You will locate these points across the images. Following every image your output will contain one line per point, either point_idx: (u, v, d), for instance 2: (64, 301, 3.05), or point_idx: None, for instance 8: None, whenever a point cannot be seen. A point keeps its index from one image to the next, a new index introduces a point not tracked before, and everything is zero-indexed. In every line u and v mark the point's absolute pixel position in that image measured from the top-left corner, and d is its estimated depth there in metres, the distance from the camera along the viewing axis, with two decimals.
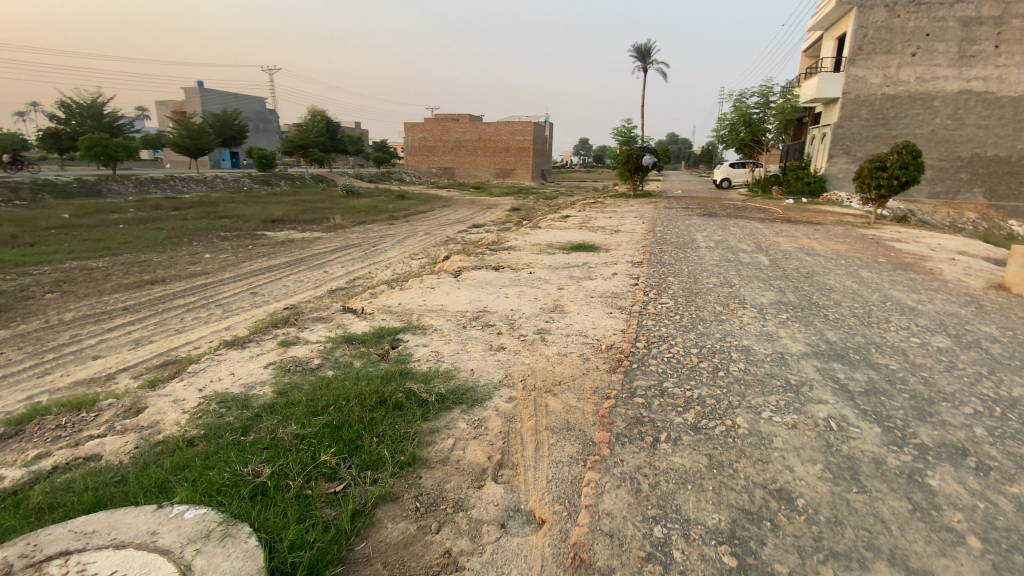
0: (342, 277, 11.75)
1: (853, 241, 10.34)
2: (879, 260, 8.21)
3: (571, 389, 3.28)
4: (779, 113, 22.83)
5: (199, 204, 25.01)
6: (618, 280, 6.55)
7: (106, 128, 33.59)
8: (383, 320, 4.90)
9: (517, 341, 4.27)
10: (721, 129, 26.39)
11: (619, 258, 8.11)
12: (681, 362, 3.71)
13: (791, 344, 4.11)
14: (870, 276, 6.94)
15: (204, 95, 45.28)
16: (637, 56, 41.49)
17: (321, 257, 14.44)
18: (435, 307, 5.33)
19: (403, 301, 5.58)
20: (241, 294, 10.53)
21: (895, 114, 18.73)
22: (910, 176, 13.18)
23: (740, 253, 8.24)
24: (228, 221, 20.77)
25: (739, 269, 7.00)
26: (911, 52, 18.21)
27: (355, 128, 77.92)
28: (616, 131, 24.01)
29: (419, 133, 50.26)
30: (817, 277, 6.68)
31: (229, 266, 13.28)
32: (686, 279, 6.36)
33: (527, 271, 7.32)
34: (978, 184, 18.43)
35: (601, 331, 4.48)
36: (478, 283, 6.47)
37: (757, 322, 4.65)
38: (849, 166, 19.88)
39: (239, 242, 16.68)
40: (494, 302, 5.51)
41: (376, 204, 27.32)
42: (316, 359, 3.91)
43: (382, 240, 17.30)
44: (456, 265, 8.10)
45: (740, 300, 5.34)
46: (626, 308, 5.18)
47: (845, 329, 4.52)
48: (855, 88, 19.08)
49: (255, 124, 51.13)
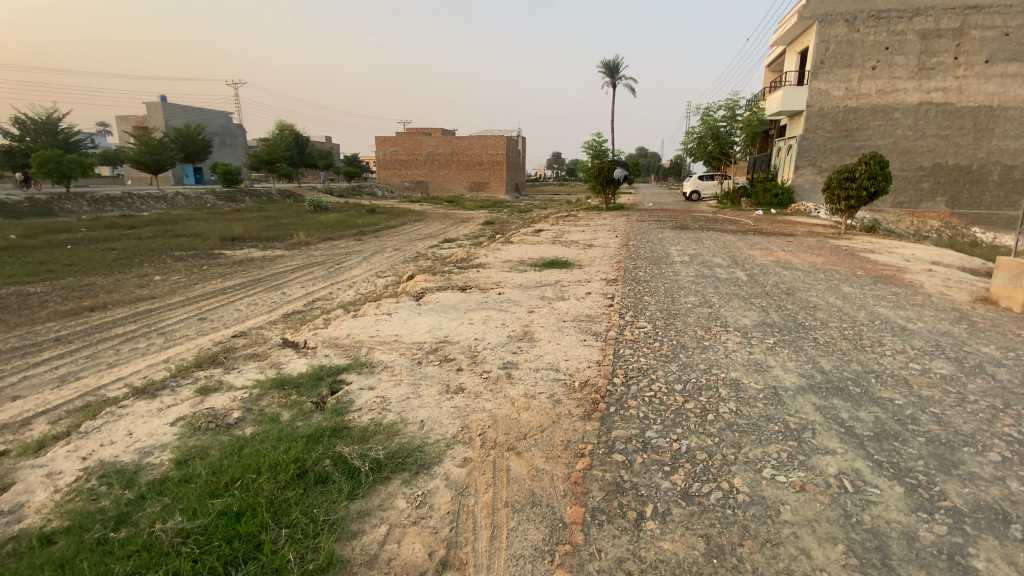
0: (300, 299, 11.03)
1: (827, 253, 10.18)
2: (857, 272, 8.00)
3: (537, 445, 2.75)
4: (746, 125, 23.12)
5: (156, 223, 23.82)
6: (592, 301, 6.09)
7: (61, 145, 32.04)
8: (326, 356, 4.30)
9: (478, 380, 3.72)
10: (690, 141, 26.60)
11: (592, 275, 7.70)
12: (664, 402, 3.22)
13: (785, 376, 3.68)
14: (852, 290, 6.65)
15: (167, 110, 43.92)
16: (607, 72, 42.10)
17: (282, 277, 13.65)
18: (388, 338, 4.75)
19: (352, 331, 4.99)
20: (188, 320, 9.69)
21: (858, 126, 19.10)
22: (878, 186, 13.17)
23: (716, 268, 7.92)
24: (186, 239, 19.72)
25: (717, 286, 6.64)
26: (872, 65, 18.65)
27: (326, 143, 76.97)
28: (587, 144, 23.99)
29: (391, 147, 49.68)
30: (798, 293, 6.35)
31: (180, 288, 12.39)
32: (662, 299, 5.95)
33: (495, 291, 6.82)
34: (941, 192, 18.77)
35: (573, 364, 3.97)
36: (441, 307, 5.95)
37: (744, 349, 4.22)
38: (815, 177, 20.07)
39: (194, 263, 15.73)
40: (455, 330, 4.97)
41: (344, 219, 26.51)
42: (236, 412, 3.29)
43: (347, 258, 16.59)
44: (419, 286, 7.54)
45: (722, 322, 4.94)
46: (600, 334, 4.70)
47: (838, 354, 4.12)
48: (819, 100, 19.42)
49: (220, 139, 49.77)
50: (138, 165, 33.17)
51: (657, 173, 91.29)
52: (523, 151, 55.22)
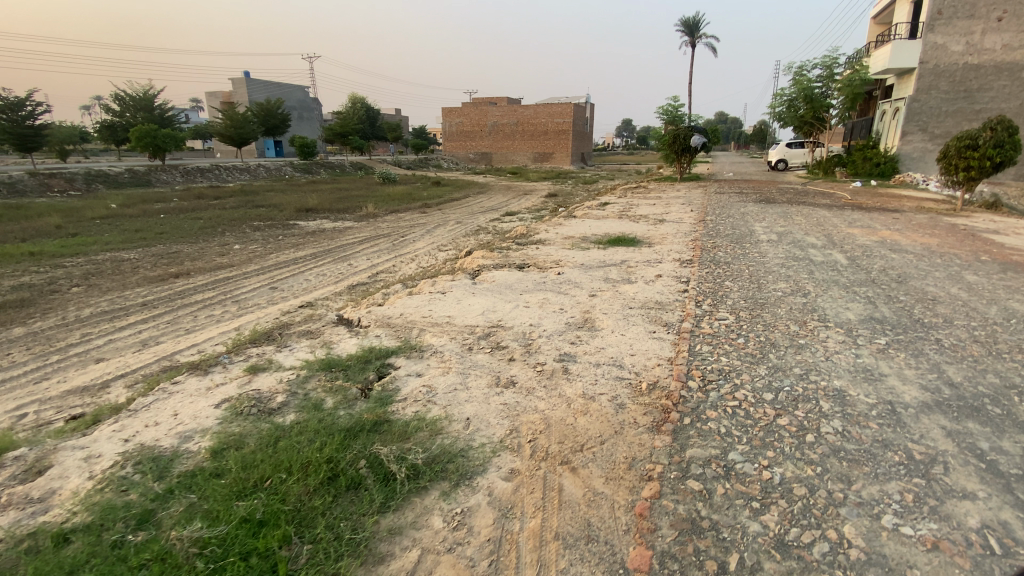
0: (365, 271, 11.15)
1: (941, 233, 8.81)
2: (981, 257, 6.83)
3: (596, 460, 2.37)
4: (846, 86, 20.64)
5: (239, 193, 25.20)
6: (662, 285, 5.51)
7: (157, 120, 34.55)
8: (375, 336, 4.10)
9: (533, 374, 3.36)
10: (778, 105, 24.22)
11: (663, 254, 7.08)
12: (751, 417, 2.72)
13: (905, 388, 3.02)
14: (977, 280, 5.61)
15: (250, 85, 46.15)
16: (685, 32, 39.22)
17: (348, 249, 13.95)
18: (440, 320, 4.48)
19: (405, 310, 4.78)
20: (260, 289, 10.04)
21: (980, 86, 16.52)
22: (1006, 155, 11.28)
23: (809, 249, 7.02)
24: (264, 210, 20.71)
25: (809, 271, 5.84)
26: (998, 16, 16.04)
27: (396, 115, 78.30)
28: (661, 110, 22.48)
29: (457, 118, 49.59)
30: (911, 282, 5.42)
31: (255, 258, 12.97)
32: (744, 285, 5.28)
33: (556, 271, 6.39)
34: None
35: (641, 362, 3.51)
36: (497, 287, 5.64)
37: (848, 351, 3.57)
38: (925, 144, 17.62)
39: (270, 233, 16.44)
40: (511, 315, 4.62)
41: (410, 191, 26.82)
42: (280, 395, 3.15)
43: (411, 230, 16.71)
44: (477, 263, 7.25)
45: (819, 316, 4.26)
46: (672, 326, 4.17)
47: (969, 362, 3.38)
48: (934, 57, 16.84)
49: (298, 112, 51.80)
50: (224, 139, 35.19)
51: (737, 141, 85.31)
52: (590, 119, 53.24)
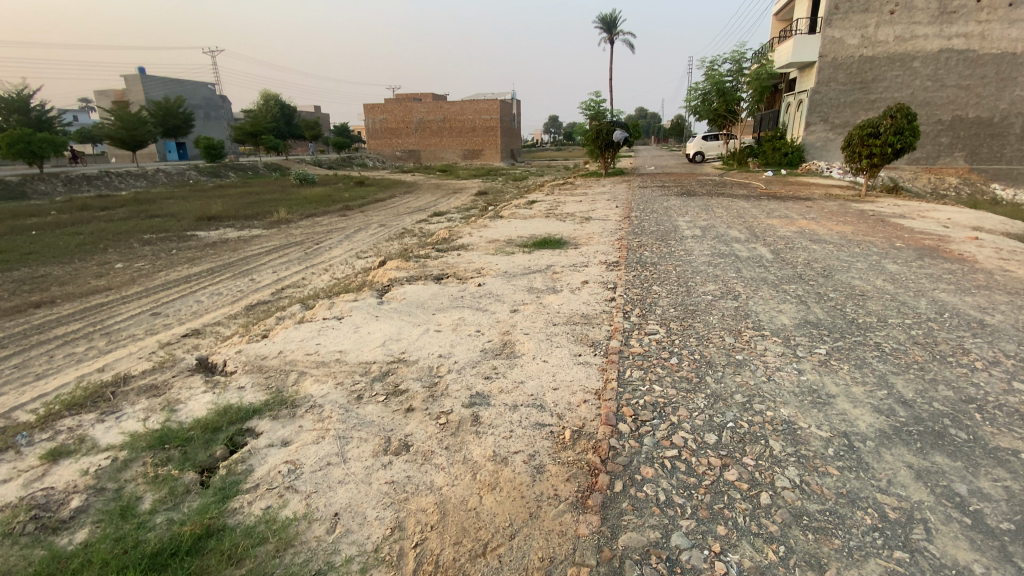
0: (269, 287, 9.98)
1: (853, 220, 9.05)
2: (894, 242, 6.98)
3: (502, 572, 1.75)
4: (754, 80, 21.57)
5: (132, 202, 22.51)
6: (589, 293, 5.00)
7: (32, 122, 30.38)
8: (237, 391, 3.28)
9: (432, 429, 2.67)
10: (693, 99, 24.89)
11: (589, 256, 6.66)
12: (693, 474, 2.20)
13: (858, 413, 2.65)
14: (897, 268, 5.59)
15: (145, 82, 41.84)
16: (604, 27, 39.91)
17: (253, 261, 12.57)
18: (329, 357, 3.68)
19: (286, 347, 3.94)
20: (138, 317, 8.62)
21: (875, 76, 17.66)
22: (905, 142, 11.91)
23: (733, 243, 6.87)
24: (159, 220, 18.54)
25: (736, 268, 5.58)
26: (890, 10, 17.17)
27: (315, 112, 74.34)
28: (584, 105, 22.42)
29: (380, 115, 47.59)
30: (836, 276, 5.27)
31: (141, 278, 11.34)
32: (674, 289, 4.88)
33: (475, 282, 5.74)
34: (959, 147, 17.65)
35: (564, 400, 2.91)
36: (406, 305, 4.91)
37: (791, 366, 3.17)
38: (827, 133, 18.67)
39: (163, 247, 14.59)
40: (415, 342, 3.89)
41: (329, 193, 25.21)
42: (75, 497, 2.33)
43: (328, 235, 15.49)
44: (387, 276, 6.46)
45: (755, 323, 3.89)
46: (600, 346, 3.63)
47: (915, 372, 3.10)
48: (832, 50, 17.88)
49: (204, 111, 47.66)
50: (115, 142, 31.46)
51: (657, 134, 88.59)
52: (516, 114, 53.06)
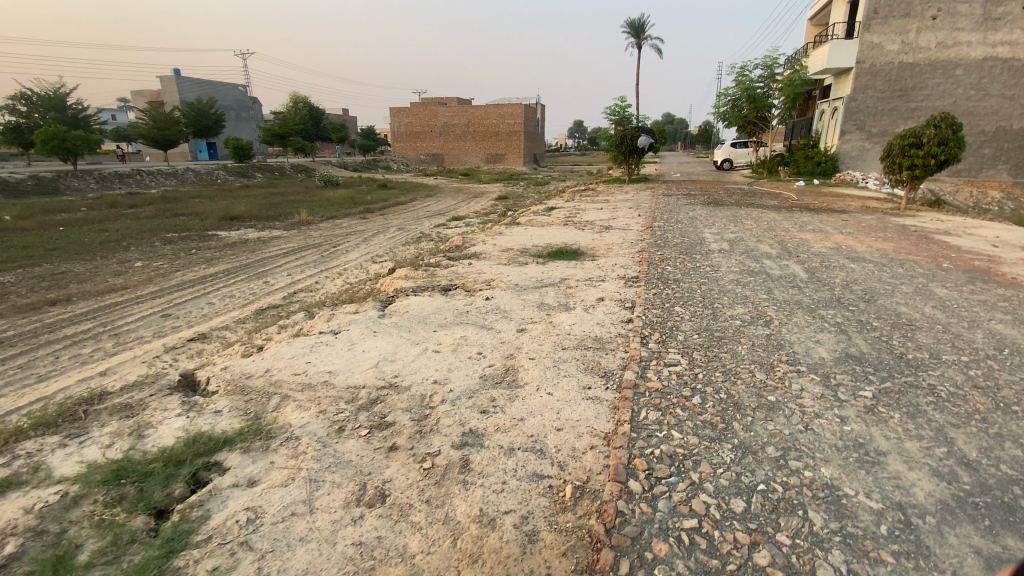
0: (281, 290, 9.84)
1: (894, 236, 8.44)
2: (940, 263, 6.42)
3: None
4: (786, 86, 20.84)
5: (160, 201, 22.93)
6: (604, 313, 4.63)
7: (70, 121, 31.30)
8: (212, 416, 3.03)
9: (414, 475, 2.35)
10: (722, 106, 24.22)
11: (607, 270, 6.30)
12: (716, 554, 1.83)
13: (914, 478, 2.23)
14: (946, 293, 5.06)
15: (180, 83, 42.89)
16: (631, 32, 39.38)
17: (269, 262, 12.51)
18: (317, 378, 3.40)
19: (273, 365, 3.67)
20: (149, 318, 8.55)
21: (915, 84, 16.83)
22: (950, 153, 11.18)
23: (764, 260, 6.41)
24: (183, 219, 18.76)
25: (767, 289, 5.14)
26: (932, 15, 16.32)
27: (343, 114, 75.36)
28: (609, 110, 21.98)
29: (406, 118, 47.86)
30: (880, 300, 4.78)
31: (157, 277, 11.34)
32: (697, 311, 4.47)
33: (484, 295, 5.43)
34: (1003, 160, 16.70)
35: (567, 445, 2.55)
36: (410, 318, 4.62)
37: (831, 412, 2.75)
38: (863, 143, 17.85)
39: (183, 246, 14.69)
40: (410, 365, 3.56)
41: (351, 194, 25.28)
42: (10, 542, 2.10)
43: (346, 238, 15.41)
44: (394, 285, 6.19)
45: (790, 356, 3.46)
46: (613, 378, 3.26)
47: (981, 425, 2.63)
48: (869, 56, 17.09)
49: (235, 112, 48.63)
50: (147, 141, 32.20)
51: (684, 141, 87.50)
52: (541, 119, 52.82)
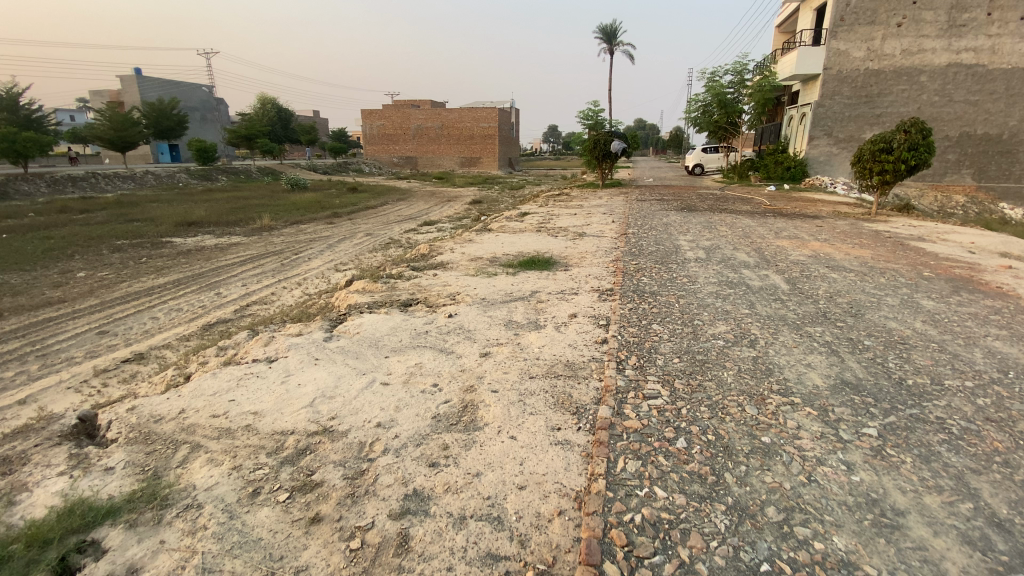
0: (234, 303, 9.16)
1: (870, 243, 8.30)
2: (920, 271, 6.26)
3: None
4: (756, 92, 20.97)
5: (114, 205, 21.66)
6: (576, 332, 4.20)
7: (20, 121, 29.56)
8: (100, 476, 2.47)
9: (338, 561, 1.87)
10: (693, 111, 24.31)
11: (580, 280, 5.92)
12: None
13: (943, 548, 1.87)
14: (934, 306, 4.81)
15: (141, 82, 41.15)
16: (604, 38, 39.54)
17: (225, 272, 11.73)
18: (238, 423, 2.88)
19: (189, 404, 3.13)
20: (83, 335, 7.77)
21: (879, 91, 17.08)
22: (919, 158, 11.23)
23: (742, 269, 6.13)
24: (138, 225, 17.71)
25: (749, 302, 4.80)
26: (897, 22, 16.59)
27: (314, 117, 73.82)
28: (582, 114, 21.77)
29: (378, 121, 46.95)
30: (867, 314, 4.51)
31: (100, 288, 10.48)
32: (677, 329, 4.09)
33: (446, 311, 4.95)
34: (964, 166, 17.09)
35: (530, 509, 2.11)
36: (360, 341, 4.12)
37: (836, 458, 2.39)
38: (831, 148, 18.03)
39: (133, 253, 13.74)
40: (352, 402, 3.06)
41: (318, 198, 24.40)
42: None
43: (309, 245, 14.70)
44: (349, 300, 5.67)
45: (782, 384, 3.10)
46: (585, 415, 2.82)
47: (1004, 472, 2.30)
48: (837, 63, 17.27)
49: (200, 113, 46.96)
50: (104, 143, 30.60)
51: (656, 146, 88.52)
52: (515, 123, 52.56)
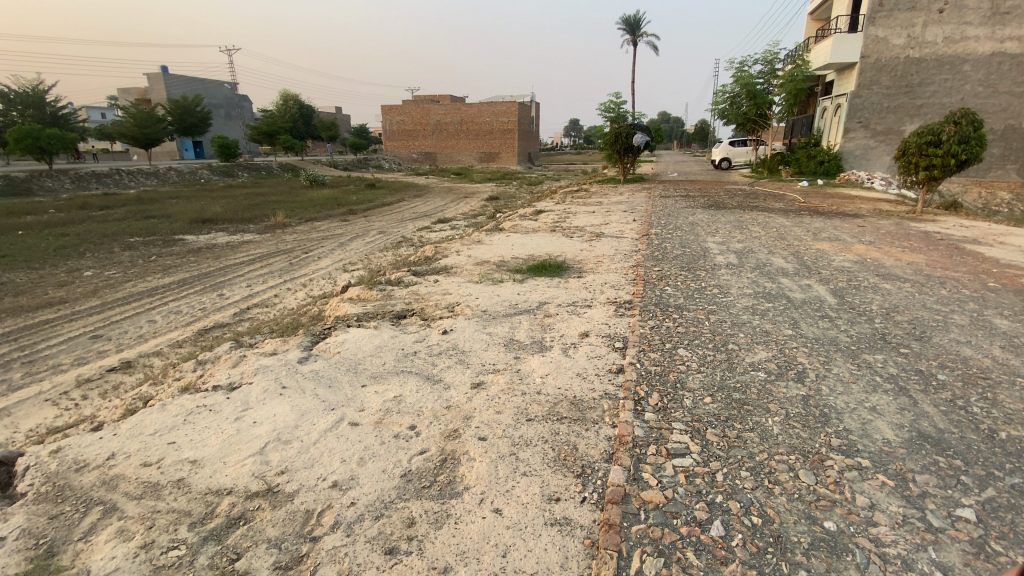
0: (235, 306, 8.78)
1: (919, 246, 7.47)
2: (980, 282, 5.49)
3: None
4: (787, 82, 19.87)
5: (133, 201, 21.74)
6: (588, 357, 3.60)
7: (48, 119, 30.02)
8: None
9: None
10: (720, 103, 23.26)
11: (595, 290, 5.32)
12: None
13: None
14: (1010, 327, 4.05)
15: (167, 80, 41.67)
16: (626, 30, 38.42)
17: (230, 272, 11.42)
18: (170, 477, 2.39)
19: (123, 448, 2.65)
20: (76, 340, 7.47)
21: (921, 80, 15.89)
22: (972, 152, 10.26)
23: (779, 278, 5.45)
24: (153, 222, 17.63)
25: (791, 321, 4.13)
26: (939, 8, 15.42)
27: (337, 113, 74.11)
28: (604, 107, 20.96)
29: (397, 116, 46.67)
30: (933, 337, 3.80)
31: (104, 288, 10.24)
32: (708, 356, 3.45)
33: (442, 326, 4.40)
34: (1014, 159, 15.82)
35: None
36: (340, 363, 3.59)
37: (930, 560, 1.75)
38: (867, 141, 16.90)
39: (143, 252, 13.56)
40: (309, 448, 2.53)
41: (335, 194, 24.16)
42: None
43: (319, 243, 14.33)
44: (339, 309, 5.17)
45: (844, 439, 2.45)
46: (592, 479, 2.24)
47: None
48: (875, 51, 16.14)
49: (225, 111, 47.51)
50: (129, 139, 30.86)
51: (680, 140, 86.61)
52: (534, 117, 51.65)
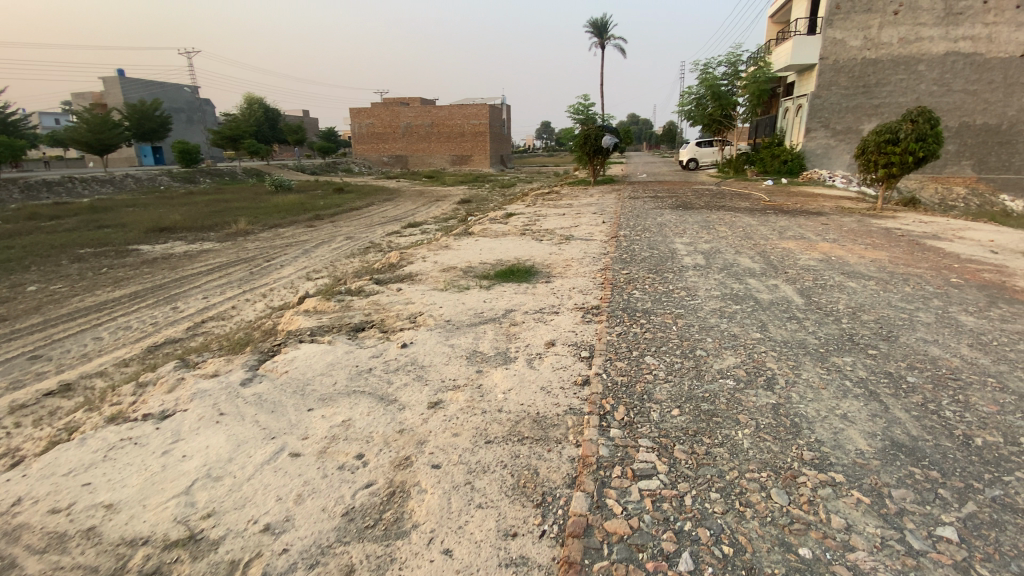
0: (189, 319, 8.34)
1: (882, 242, 7.58)
2: (942, 278, 5.55)
3: None
4: (751, 83, 20.23)
5: (86, 210, 20.73)
6: (553, 367, 3.44)
7: None
8: None
9: None
10: (686, 104, 23.56)
11: (562, 295, 5.17)
12: None
13: None
14: (974, 324, 4.05)
15: (124, 84, 40.11)
16: (595, 32, 38.69)
17: (187, 282, 10.90)
18: (78, 526, 2.11)
19: (29, 493, 2.35)
20: (11, 361, 6.95)
21: (877, 81, 16.38)
22: (928, 149, 10.53)
23: (747, 279, 5.40)
24: (107, 231, 16.79)
25: (760, 323, 4.05)
26: (893, 11, 15.90)
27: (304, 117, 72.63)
28: (573, 109, 20.98)
29: (366, 120, 45.93)
30: (900, 337, 3.76)
31: (48, 304, 9.62)
32: (676, 364, 3.32)
33: (401, 338, 4.18)
34: (966, 156, 16.41)
35: None
36: (286, 383, 3.33)
37: None
38: (828, 140, 17.32)
39: (94, 263, 12.86)
40: (242, 484, 2.28)
41: (302, 200, 23.54)
42: None
43: (283, 250, 13.85)
44: (294, 322, 4.88)
45: (817, 452, 2.33)
46: (553, 508, 2.06)
47: None
48: (833, 52, 16.56)
49: (186, 115, 46.02)
50: (81, 146, 29.45)
51: (649, 141, 87.81)
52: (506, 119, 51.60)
